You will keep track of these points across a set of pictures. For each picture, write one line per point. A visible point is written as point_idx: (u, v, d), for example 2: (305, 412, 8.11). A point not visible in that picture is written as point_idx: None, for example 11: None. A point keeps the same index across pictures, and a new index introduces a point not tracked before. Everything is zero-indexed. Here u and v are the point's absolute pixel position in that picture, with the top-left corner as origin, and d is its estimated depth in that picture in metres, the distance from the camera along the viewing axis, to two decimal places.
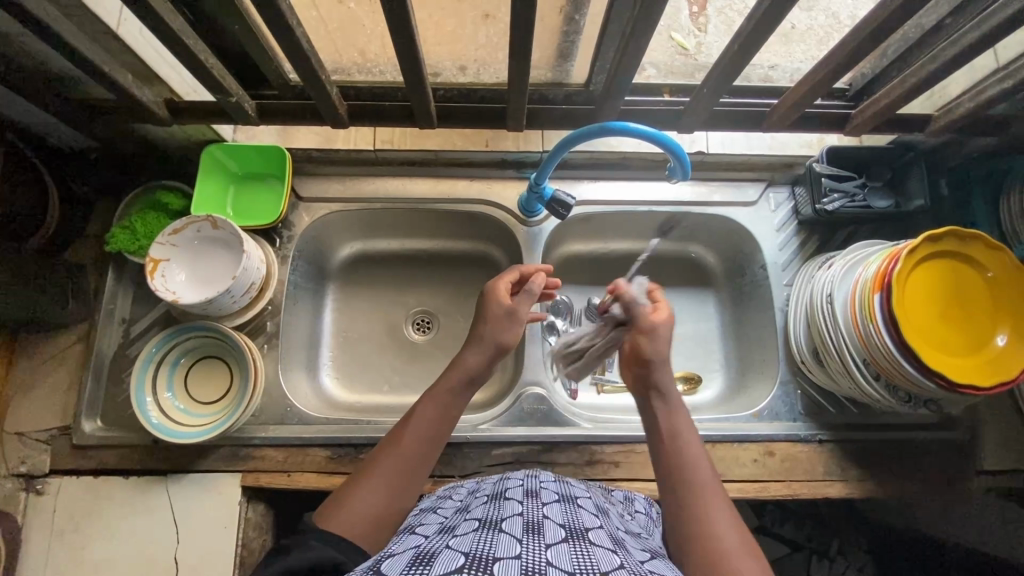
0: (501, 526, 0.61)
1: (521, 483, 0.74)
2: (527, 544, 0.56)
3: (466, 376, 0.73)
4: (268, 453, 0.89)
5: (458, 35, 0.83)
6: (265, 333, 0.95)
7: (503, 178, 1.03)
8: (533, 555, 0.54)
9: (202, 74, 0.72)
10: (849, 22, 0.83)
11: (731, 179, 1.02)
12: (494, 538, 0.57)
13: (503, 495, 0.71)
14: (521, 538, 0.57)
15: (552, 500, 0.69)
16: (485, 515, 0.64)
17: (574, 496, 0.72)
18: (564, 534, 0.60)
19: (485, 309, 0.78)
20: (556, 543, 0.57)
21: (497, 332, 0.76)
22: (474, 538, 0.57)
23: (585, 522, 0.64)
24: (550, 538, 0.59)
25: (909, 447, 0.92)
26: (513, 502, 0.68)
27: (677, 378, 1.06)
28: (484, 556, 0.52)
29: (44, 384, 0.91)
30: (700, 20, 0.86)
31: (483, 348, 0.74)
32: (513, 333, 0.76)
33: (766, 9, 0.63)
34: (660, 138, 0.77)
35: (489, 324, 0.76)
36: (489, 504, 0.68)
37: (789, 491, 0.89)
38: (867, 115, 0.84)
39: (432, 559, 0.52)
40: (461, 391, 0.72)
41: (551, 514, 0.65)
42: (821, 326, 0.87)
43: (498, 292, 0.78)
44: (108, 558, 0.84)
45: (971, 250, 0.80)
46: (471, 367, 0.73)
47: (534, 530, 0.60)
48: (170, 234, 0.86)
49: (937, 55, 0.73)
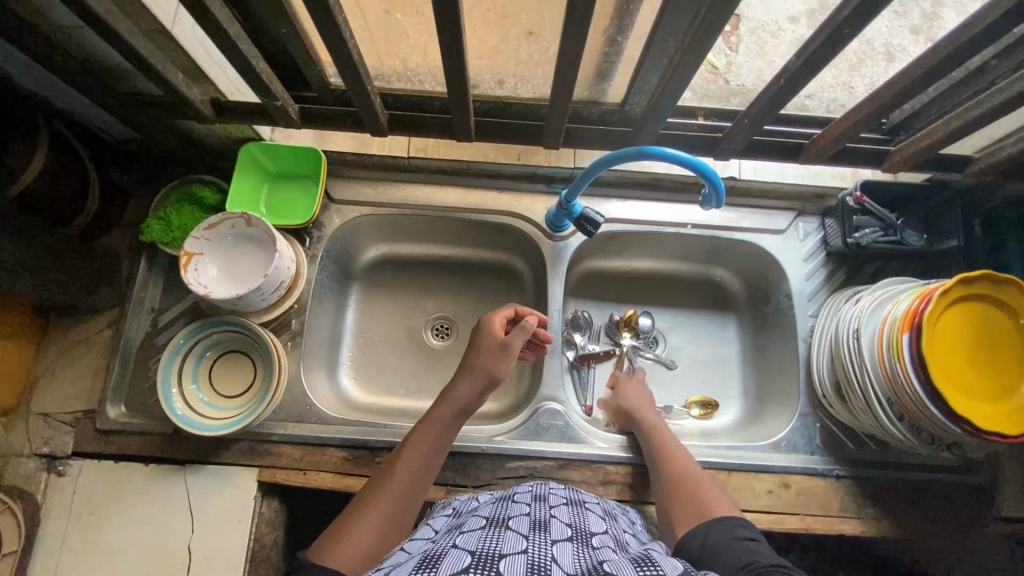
0: (508, 525, 0.62)
1: (530, 488, 0.76)
2: (533, 540, 0.58)
3: (457, 407, 0.81)
4: (285, 450, 0.90)
5: (501, 51, 0.83)
6: (290, 331, 0.96)
7: (532, 192, 1.04)
8: (539, 551, 0.56)
9: (252, 77, 0.74)
10: (881, 51, 0.93)
11: (760, 206, 1.02)
12: (500, 535, 0.59)
13: (511, 498, 0.73)
14: (527, 535, 0.59)
15: (559, 503, 0.72)
16: (493, 515, 0.66)
17: (581, 499, 0.75)
18: (570, 533, 0.63)
19: (480, 342, 0.85)
20: (561, 541, 0.60)
21: (491, 363, 0.83)
22: (480, 536, 0.59)
23: (591, 525, 0.67)
24: (556, 535, 0.61)
25: (928, 489, 0.90)
26: (521, 504, 0.70)
27: (694, 402, 1.05)
28: (490, 554, 0.53)
29: (73, 368, 0.93)
30: (732, 39, 0.97)
31: (476, 378, 0.82)
32: (505, 365, 0.83)
33: (818, 45, 0.63)
34: (696, 164, 0.76)
35: (481, 355, 0.84)
36: (497, 505, 0.71)
37: (804, 525, 0.88)
38: (906, 153, 0.84)
39: (439, 560, 0.53)
40: (449, 424, 0.80)
41: (558, 515, 0.67)
42: (846, 361, 0.86)
43: (494, 326, 0.86)
44: (124, 543, 0.85)
45: (1006, 295, 0.79)
46: (463, 399, 0.81)
47: (541, 527, 0.62)
48: (205, 229, 0.88)
49: (983, 99, 0.72)
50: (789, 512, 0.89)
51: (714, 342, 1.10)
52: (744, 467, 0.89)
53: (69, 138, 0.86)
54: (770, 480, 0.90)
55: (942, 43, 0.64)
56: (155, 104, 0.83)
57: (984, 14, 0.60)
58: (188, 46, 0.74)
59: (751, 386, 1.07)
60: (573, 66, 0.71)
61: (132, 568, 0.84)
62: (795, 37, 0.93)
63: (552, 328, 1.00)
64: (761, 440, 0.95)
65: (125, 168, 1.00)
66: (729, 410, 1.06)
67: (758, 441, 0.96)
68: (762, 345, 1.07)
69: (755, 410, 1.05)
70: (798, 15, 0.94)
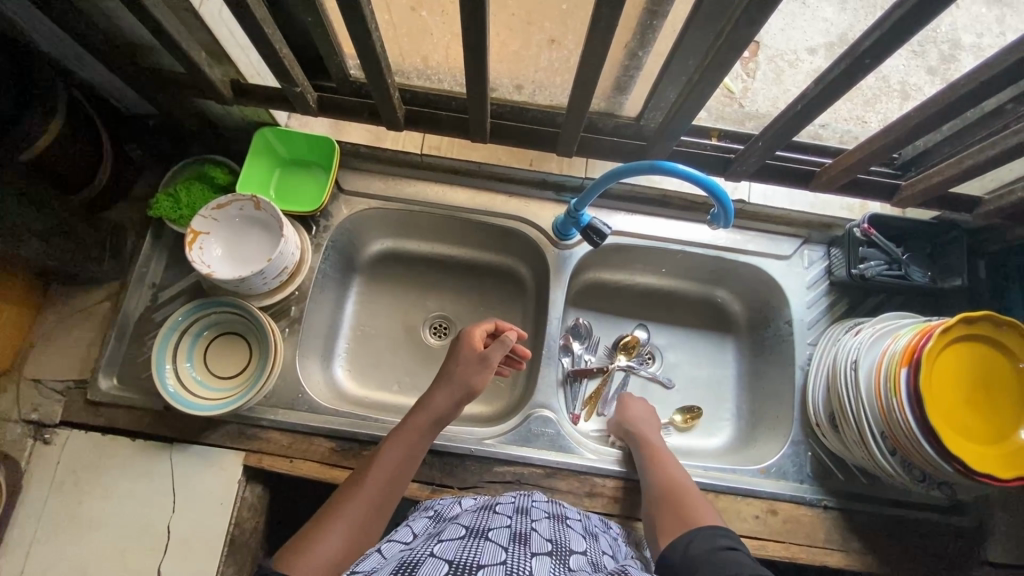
0: (488, 535, 0.62)
1: (513, 500, 0.76)
2: (512, 552, 0.58)
3: (434, 417, 0.81)
4: (273, 436, 0.90)
5: (522, 56, 0.84)
6: (288, 317, 0.96)
7: (541, 199, 1.04)
8: (518, 563, 0.56)
9: (273, 61, 0.74)
10: (898, 87, 0.95)
11: (768, 231, 1.02)
12: (480, 545, 0.59)
13: (493, 508, 0.73)
14: (507, 547, 0.59)
15: (541, 516, 0.72)
16: (473, 524, 0.66)
17: (563, 514, 0.75)
18: (549, 548, 0.63)
19: (458, 353, 0.87)
20: (540, 554, 0.60)
21: (468, 374, 0.84)
22: (459, 545, 0.59)
23: (572, 542, 0.67)
24: (536, 549, 0.61)
25: (915, 527, 0.90)
26: (502, 515, 0.70)
27: (684, 416, 1.05)
28: (469, 565, 0.54)
29: (69, 336, 0.93)
30: (751, 64, 0.98)
31: (454, 388, 0.83)
32: (482, 378, 0.84)
33: (837, 74, 0.64)
34: (707, 183, 0.75)
35: (459, 365, 0.85)
36: (478, 514, 0.70)
37: (788, 553, 0.87)
38: (916, 189, 0.84)
39: (416, 566, 0.53)
40: (425, 434, 0.81)
41: (539, 529, 0.67)
42: (841, 392, 0.86)
43: (473, 339, 0.88)
44: (103, 517, 0.85)
45: (1003, 338, 0.79)
46: (439, 410, 0.82)
47: (521, 539, 0.62)
48: (213, 209, 0.88)
49: (997, 141, 0.72)
50: (775, 538, 0.88)
51: (710, 362, 1.10)
52: (732, 490, 0.89)
53: (86, 109, 0.87)
54: (757, 505, 0.90)
55: (961, 81, 0.64)
56: (174, 81, 0.84)
57: (1004, 56, 0.60)
58: (212, 26, 0.75)
59: (745, 409, 1.07)
60: (592, 76, 0.71)
61: (109, 543, 0.84)
62: (812, 68, 0.96)
63: (550, 335, 0.99)
64: (751, 464, 0.95)
65: (139, 143, 1.01)
66: (720, 432, 1.06)
67: (749, 464, 0.95)
68: (759, 370, 1.07)
69: (746, 434, 1.04)
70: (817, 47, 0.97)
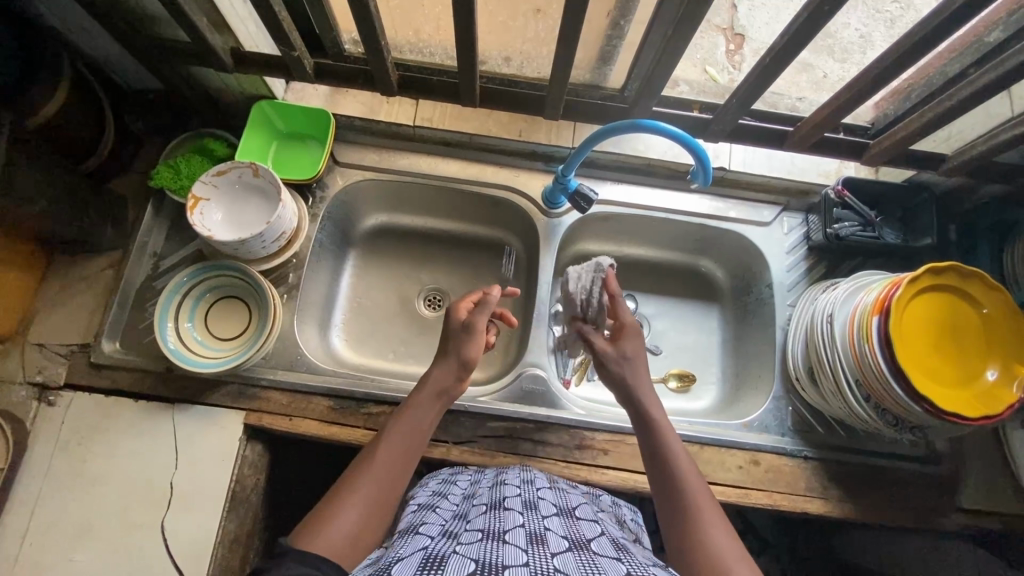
0: (505, 538, 0.59)
1: (518, 492, 0.73)
2: (532, 556, 0.55)
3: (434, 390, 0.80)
4: (272, 396, 0.92)
5: (509, 26, 0.88)
6: (286, 284, 0.99)
7: (531, 169, 1.07)
8: (540, 563, 0.54)
9: (271, 23, 0.77)
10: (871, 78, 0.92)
11: (748, 199, 1.07)
12: (500, 550, 0.56)
13: (501, 504, 0.69)
14: (527, 549, 0.57)
15: (550, 513, 0.68)
16: (487, 526, 0.62)
17: (572, 508, 0.72)
18: (568, 543, 0.60)
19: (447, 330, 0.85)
20: (562, 552, 0.57)
21: (460, 346, 0.83)
22: (480, 550, 0.56)
23: (586, 533, 0.65)
24: (555, 547, 0.58)
25: (892, 476, 0.94)
26: (513, 512, 0.66)
27: (672, 376, 1.09)
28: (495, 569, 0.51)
29: (72, 303, 0.96)
30: (735, 57, 1.01)
31: (450, 363, 0.82)
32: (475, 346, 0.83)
33: (801, 23, 0.68)
34: (688, 141, 0.79)
35: (451, 340, 0.84)
36: (489, 513, 0.66)
37: (770, 500, 0.91)
38: (883, 147, 0.89)
39: (443, 563, 0.53)
40: (426, 406, 0.78)
41: (553, 527, 0.64)
42: (819, 345, 0.90)
43: (458, 309, 0.86)
44: (107, 474, 0.87)
45: (969, 286, 0.83)
46: (442, 382, 0.80)
47: (538, 539, 0.59)
48: (214, 175, 0.92)
49: (954, 94, 0.77)
50: (757, 487, 0.92)
51: (696, 329, 1.14)
52: (714, 441, 0.93)
53: (89, 81, 0.90)
54: (740, 456, 0.93)
55: (915, 29, 0.68)
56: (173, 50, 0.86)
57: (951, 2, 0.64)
58: None
59: (729, 373, 1.10)
60: (572, 38, 0.75)
61: (113, 499, 0.86)
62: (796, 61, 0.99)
63: (540, 299, 1.03)
64: (735, 420, 0.98)
65: (141, 118, 1.04)
66: (706, 394, 1.09)
67: (733, 420, 0.99)
68: (742, 334, 1.11)
69: (731, 396, 1.08)
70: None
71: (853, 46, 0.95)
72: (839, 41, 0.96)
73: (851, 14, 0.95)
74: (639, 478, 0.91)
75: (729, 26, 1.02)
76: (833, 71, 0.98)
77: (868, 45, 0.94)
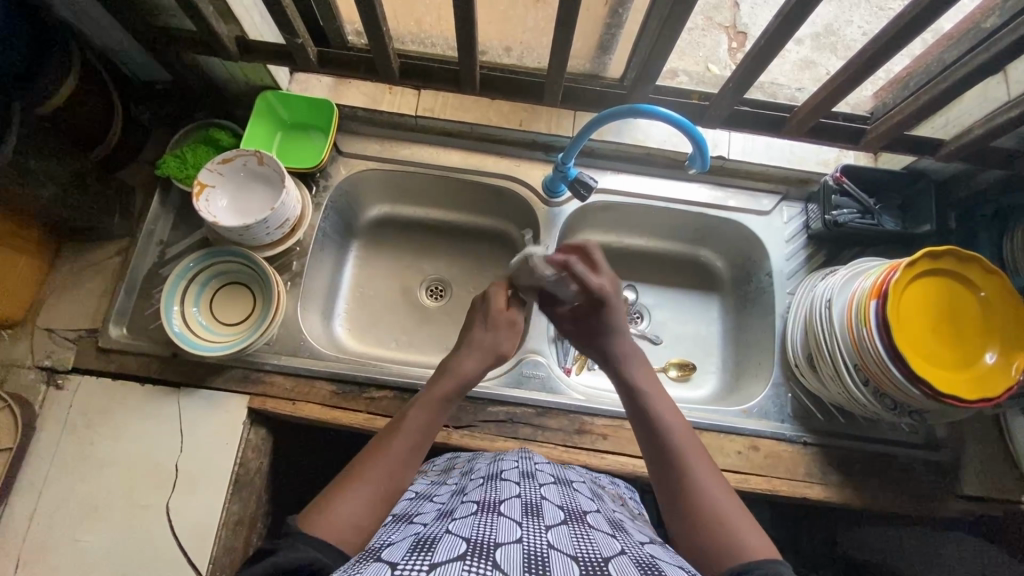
0: (500, 510, 0.59)
1: (516, 465, 0.74)
2: (526, 527, 0.55)
3: (459, 382, 0.80)
4: (276, 380, 0.94)
5: (509, 16, 0.89)
6: (290, 271, 1.00)
7: (532, 159, 1.09)
8: (534, 539, 0.53)
9: (276, 11, 0.79)
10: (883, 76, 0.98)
11: (748, 188, 1.07)
12: (493, 521, 0.56)
13: (499, 477, 0.70)
14: (520, 521, 0.56)
15: (547, 481, 0.70)
16: (483, 498, 0.63)
17: (568, 479, 0.73)
18: (563, 515, 0.61)
19: (486, 316, 0.86)
20: (557, 525, 0.57)
21: (498, 341, 0.85)
22: (473, 522, 0.56)
23: (583, 505, 0.66)
24: (549, 520, 0.58)
25: (892, 463, 0.94)
26: (510, 483, 0.68)
27: (672, 364, 1.10)
28: (486, 542, 0.50)
29: (81, 289, 0.97)
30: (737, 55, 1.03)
31: (482, 355, 0.83)
32: (510, 340, 0.86)
33: (794, 5, 0.69)
34: (687, 126, 0.80)
35: (488, 331, 0.85)
36: (486, 486, 0.67)
37: (770, 486, 0.91)
38: (880, 132, 0.90)
39: (434, 544, 0.51)
40: (449, 399, 0.78)
41: (549, 497, 0.65)
42: (818, 331, 0.90)
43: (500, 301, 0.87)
44: (114, 456, 0.89)
45: (966, 271, 0.83)
46: (470, 373, 0.81)
47: (533, 511, 0.59)
48: (220, 163, 0.93)
49: (949, 77, 0.78)
50: (756, 472, 0.92)
51: (696, 319, 1.15)
52: (713, 426, 0.93)
53: (99, 70, 0.92)
54: (739, 442, 0.94)
55: (907, 9, 0.69)
56: (181, 39, 0.88)
57: None
58: None
59: (729, 362, 1.11)
60: (570, 26, 0.77)
61: (119, 480, 0.87)
62: (799, 59, 1.02)
63: None
64: (734, 406, 0.99)
65: (149, 108, 1.06)
66: (706, 383, 1.10)
67: (732, 407, 0.99)
68: (742, 323, 1.11)
69: (731, 384, 1.08)
70: (802, 37, 1.02)
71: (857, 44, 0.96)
72: (842, 39, 0.98)
73: (854, 13, 0.97)
74: (638, 463, 0.91)
75: (732, 24, 1.03)
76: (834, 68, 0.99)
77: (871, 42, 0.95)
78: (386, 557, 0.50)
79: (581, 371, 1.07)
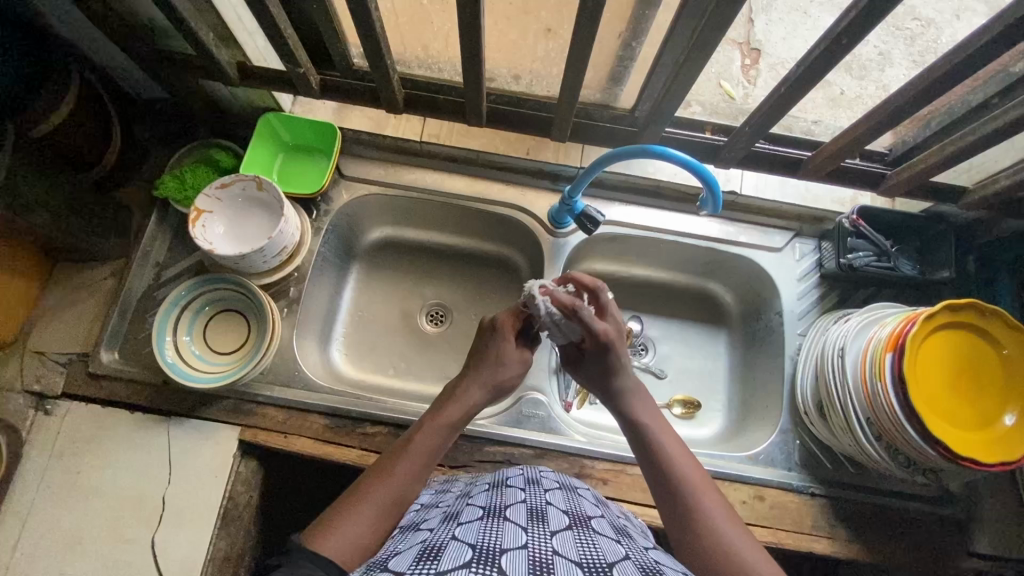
0: (506, 514, 0.57)
1: (521, 472, 0.71)
2: (532, 531, 0.53)
3: (466, 410, 0.76)
4: (268, 412, 0.91)
5: (520, 45, 0.86)
6: (287, 298, 0.98)
7: (538, 187, 1.06)
8: (539, 544, 0.50)
9: (278, 39, 0.77)
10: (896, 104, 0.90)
11: (761, 223, 1.04)
12: (499, 526, 0.53)
13: (504, 482, 0.68)
14: (526, 526, 0.54)
15: (553, 487, 0.67)
16: (489, 503, 0.61)
17: (574, 485, 0.70)
18: (569, 520, 0.58)
19: (489, 343, 0.81)
20: (561, 531, 0.55)
21: (500, 371, 0.79)
22: (480, 528, 0.53)
23: (587, 510, 0.63)
24: (554, 525, 0.56)
25: (904, 517, 0.90)
26: (515, 489, 0.65)
27: (676, 402, 1.06)
28: (492, 548, 0.48)
29: (73, 311, 0.96)
30: (751, 72, 0.98)
31: (486, 384, 0.78)
32: (512, 372, 0.80)
33: (818, 54, 0.67)
34: (697, 169, 0.78)
35: (492, 360, 0.80)
36: (491, 491, 0.65)
37: (774, 538, 0.88)
38: (901, 178, 0.87)
39: (439, 551, 0.48)
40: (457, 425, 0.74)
41: (554, 502, 0.62)
42: (828, 379, 0.87)
43: (509, 329, 0.82)
44: (100, 486, 0.86)
45: (988, 325, 0.80)
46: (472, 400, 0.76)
47: (538, 516, 0.57)
48: (217, 187, 0.91)
49: (977, 128, 0.75)
50: (761, 524, 0.89)
51: (702, 355, 1.11)
52: (717, 473, 0.90)
53: (97, 89, 0.90)
54: (745, 491, 0.90)
55: (939, 63, 0.67)
56: (184, 63, 0.87)
57: (975, 38, 0.62)
58: (221, 9, 0.78)
59: (736, 401, 1.07)
60: (581, 63, 0.74)
61: (105, 512, 0.85)
62: None
63: None
64: (740, 451, 0.96)
65: (148, 126, 1.04)
66: (711, 422, 1.06)
67: (738, 452, 0.96)
68: (751, 360, 1.08)
69: (737, 425, 1.05)
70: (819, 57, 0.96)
71: (871, 63, 0.94)
72: (857, 57, 0.95)
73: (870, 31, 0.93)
74: (638, 510, 0.88)
75: (745, 40, 0.98)
76: (850, 87, 0.95)
77: (886, 63, 0.93)
78: (392, 566, 0.47)
79: (581, 407, 1.03)
